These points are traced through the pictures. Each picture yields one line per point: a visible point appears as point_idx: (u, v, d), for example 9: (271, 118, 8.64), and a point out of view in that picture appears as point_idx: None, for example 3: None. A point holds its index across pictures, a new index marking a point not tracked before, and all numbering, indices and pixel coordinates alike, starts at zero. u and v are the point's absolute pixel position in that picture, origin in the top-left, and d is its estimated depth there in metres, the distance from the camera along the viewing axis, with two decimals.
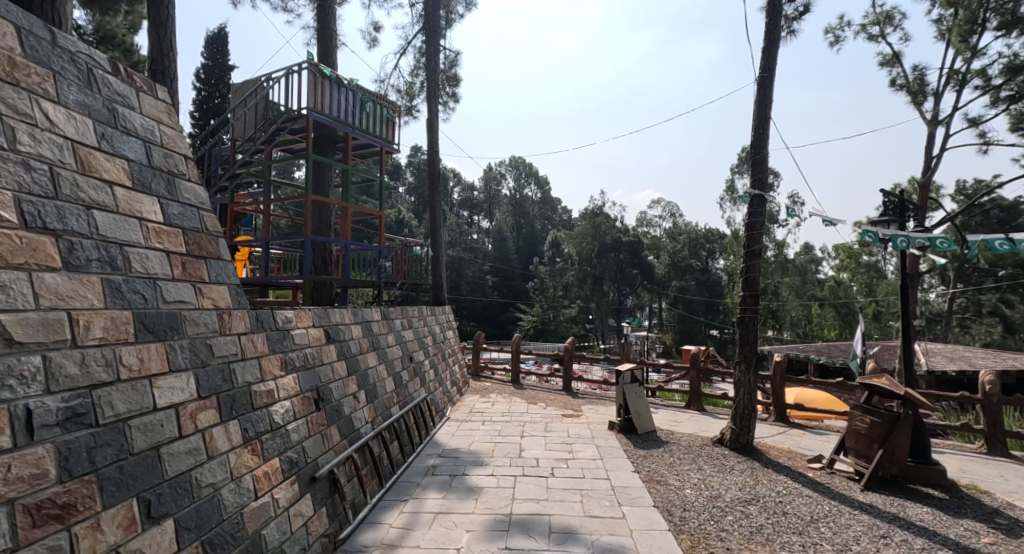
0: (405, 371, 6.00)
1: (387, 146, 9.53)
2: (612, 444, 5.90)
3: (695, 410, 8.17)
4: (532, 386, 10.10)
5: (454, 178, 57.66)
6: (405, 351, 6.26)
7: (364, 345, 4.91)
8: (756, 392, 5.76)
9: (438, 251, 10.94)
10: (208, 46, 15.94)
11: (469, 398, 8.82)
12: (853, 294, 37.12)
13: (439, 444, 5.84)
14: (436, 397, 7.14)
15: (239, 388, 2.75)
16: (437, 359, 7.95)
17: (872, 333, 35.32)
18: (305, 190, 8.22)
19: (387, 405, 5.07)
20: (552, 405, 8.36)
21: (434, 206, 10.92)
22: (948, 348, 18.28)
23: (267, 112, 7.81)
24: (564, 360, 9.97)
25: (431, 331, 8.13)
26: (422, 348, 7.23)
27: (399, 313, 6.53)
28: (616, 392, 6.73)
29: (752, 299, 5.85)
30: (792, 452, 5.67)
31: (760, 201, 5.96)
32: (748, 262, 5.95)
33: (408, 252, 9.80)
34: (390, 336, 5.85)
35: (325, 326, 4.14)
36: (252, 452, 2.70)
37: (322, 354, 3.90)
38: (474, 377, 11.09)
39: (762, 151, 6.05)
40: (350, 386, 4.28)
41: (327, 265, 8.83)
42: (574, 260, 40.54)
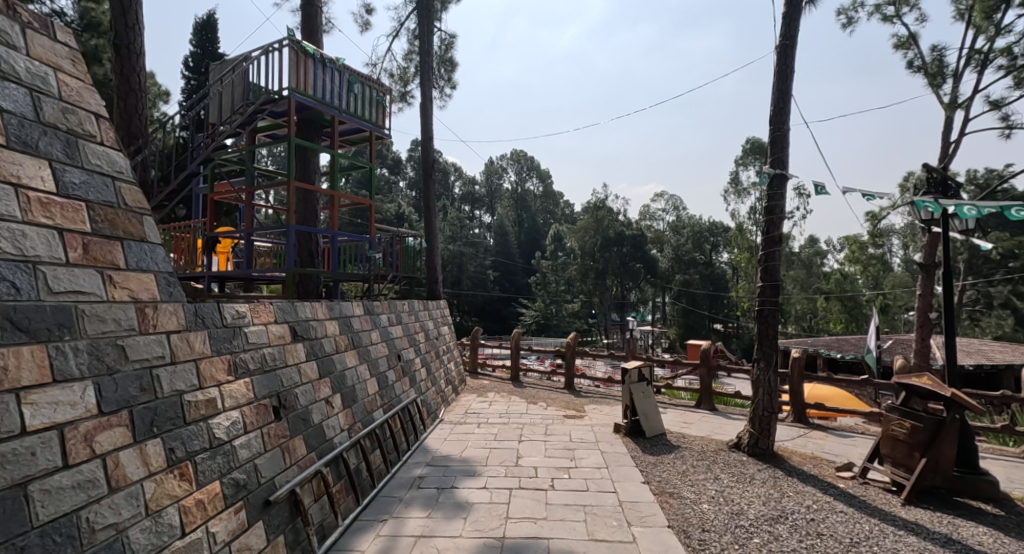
0: (392, 370, 5.51)
1: (377, 131, 9.02)
2: (618, 450, 5.39)
3: (706, 410, 7.67)
4: (532, 384, 9.61)
5: (455, 172, 57.17)
6: (393, 349, 5.78)
7: (342, 342, 4.42)
8: (777, 392, 5.22)
9: (434, 243, 10.41)
10: (197, 36, 15.42)
11: (466, 397, 8.33)
12: (859, 287, 36.60)
13: (428, 450, 5.34)
14: (428, 398, 6.65)
15: (165, 398, 2.25)
16: (431, 357, 7.47)
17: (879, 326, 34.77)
18: (288, 177, 7.68)
19: (369, 410, 4.58)
20: (553, 404, 7.87)
21: (429, 195, 10.39)
22: (963, 341, 17.73)
23: (247, 93, 7.29)
24: (566, 357, 9.47)
25: (424, 326, 7.63)
26: (414, 346, 6.74)
27: (387, 308, 6.03)
28: (622, 392, 6.23)
29: (773, 290, 5.32)
30: (817, 459, 5.15)
31: (781, 182, 5.42)
32: (767, 249, 5.41)
33: (400, 244, 9.26)
34: (374, 332, 5.35)
35: (291, 322, 3.65)
36: (181, 477, 2.21)
37: (284, 355, 3.40)
38: (472, 374, 10.62)
39: (783, 128, 5.49)
40: (321, 390, 3.78)
41: (313, 257, 8.32)
42: (577, 254, 40.06)
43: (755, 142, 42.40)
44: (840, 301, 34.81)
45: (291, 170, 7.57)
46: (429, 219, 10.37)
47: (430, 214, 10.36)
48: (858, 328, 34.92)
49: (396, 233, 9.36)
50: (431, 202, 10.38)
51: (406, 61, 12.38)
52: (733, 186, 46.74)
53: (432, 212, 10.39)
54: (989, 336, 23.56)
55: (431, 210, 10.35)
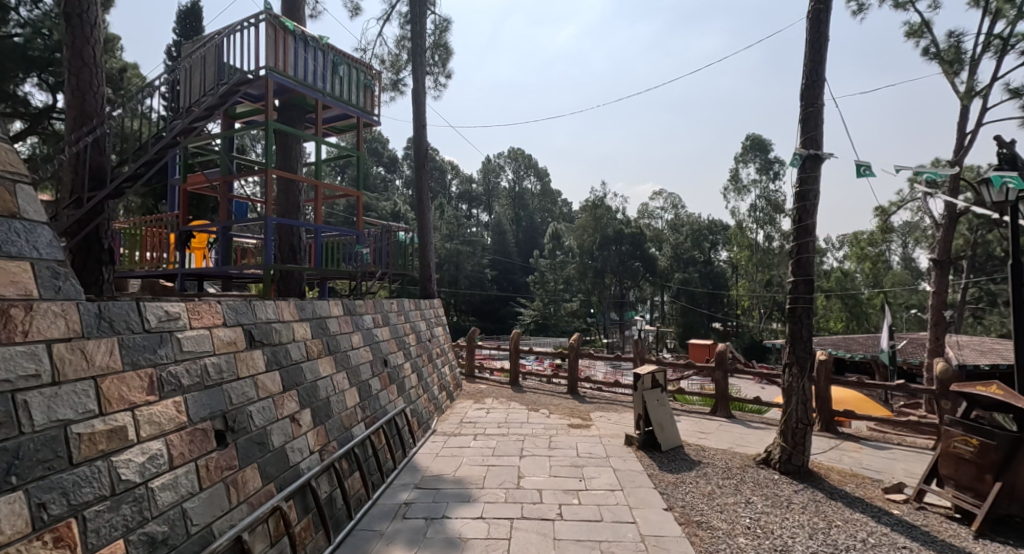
0: (376, 379, 4.89)
1: (366, 117, 8.39)
2: (633, 466, 4.80)
3: (721, 417, 7.08)
4: (533, 388, 9.02)
5: (452, 170, 56.61)
6: (378, 355, 5.17)
7: (313, 348, 3.79)
8: (811, 402, 4.63)
9: (428, 237, 9.75)
10: (180, 27, 14.77)
11: (462, 404, 7.74)
12: (859, 285, 36.19)
13: (418, 468, 4.73)
14: (420, 406, 6.04)
15: (38, 434, 1.64)
16: (424, 361, 6.87)
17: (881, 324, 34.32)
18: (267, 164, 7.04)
19: (346, 425, 3.96)
20: (557, 412, 7.26)
21: (421, 186, 9.72)
22: (974, 340, 17.21)
23: (221, 72, 6.65)
24: (569, 359, 8.85)
25: (416, 327, 7.00)
26: (405, 349, 6.14)
27: (371, 307, 5.41)
28: (634, 400, 5.64)
29: (806, 286, 4.71)
30: (858, 476, 4.56)
31: (815, 164, 4.82)
32: (800, 240, 4.80)
33: (390, 239, 8.62)
34: (356, 335, 4.73)
35: (247, 325, 3.01)
36: (55, 544, 1.61)
37: (235, 366, 2.77)
38: (469, 378, 10.01)
39: (816, 103, 4.88)
40: (284, 405, 3.16)
41: (295, 253, 7.67)
42: (575, 252, 39.51)
43: (755, 138, 41.85)
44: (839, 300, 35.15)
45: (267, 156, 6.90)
46: (422, 212, 9.72)
47: (423, 207, 9.71)
48: (859, 326, 34.49)
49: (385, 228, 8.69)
50: (424, 194, 9.72)
51: (398, 48, 11.75)
52: (733, 182, 46.19)
53: (425, 203, 9.72)
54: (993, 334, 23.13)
55: (423, 203, 9.70)
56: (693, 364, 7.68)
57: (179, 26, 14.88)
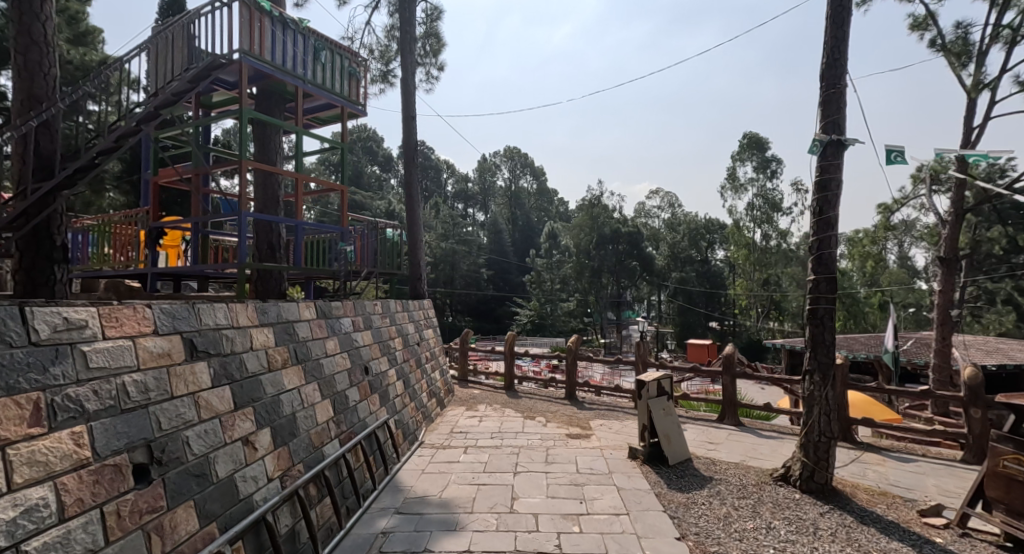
0: (354, 389, 4.42)
1: (350, 106, 7.90)
2: (637, 484, 4.36)
3: (729, 425, 6.64)
4: (529, 394, 8.57)
5: (448, 170, 56.17)
6: (357, 363, 4.70)
7: (276, 358, 3.30)
8: (835, 413, 4.18)
9: (418, 233, 9.24)
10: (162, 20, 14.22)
11: (453, 412, 7.28)
12: (857, 284, 35.93)
13: (400, 489, 4.26)
14: (405, 416, 5.57)
15: None
16: (411, 367, 6.40)
17: (878, 324, 34.09)
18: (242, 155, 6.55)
19: (315, 445, 3.49)
20: (554, 420, 6.80)
21: (409, 180, 9.21)
22: (980, 340, 16.84)
23: (189, 55, 6.17)
24: (567, 363, 8.38)
25: (402, 329, 6.52)
26: (389, 355, 5.67)
27: (351, 309, 4.94)
28: (637, 409, 5.19)
29: (829, 285, 4.26)
30: (888, 495, 4.11)
31: (837, 151, 4.36)
32: (821, 234, 4.35)
33: (378, 236, 8.15)
34: (330, 341, 4.26)
35: (188, 334, 2.53)
36: None
37: (169, 383, 2.31)
38: (462, 382, 9.54)
39: (839, 83, 4.42)
40: (235, 427, 2.68)
41: (275, 250, 7.17)
42: (572, 251, 39.13)
43: (753, 136, 41.51)
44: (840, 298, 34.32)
45: (241, 146, 6.40)
46: (411, 207, 9.21)
47: (412, 202, 9.19)
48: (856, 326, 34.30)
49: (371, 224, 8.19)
50: (413, 189, 9.20)
51: (387, 38, 11.27)
52: (732, 181, 45.85)
53: (415, 198, 9.20)
54: (994, 332, 22.88)
55: (413, 198, 9.19)
56: (699, 368, 7.23)
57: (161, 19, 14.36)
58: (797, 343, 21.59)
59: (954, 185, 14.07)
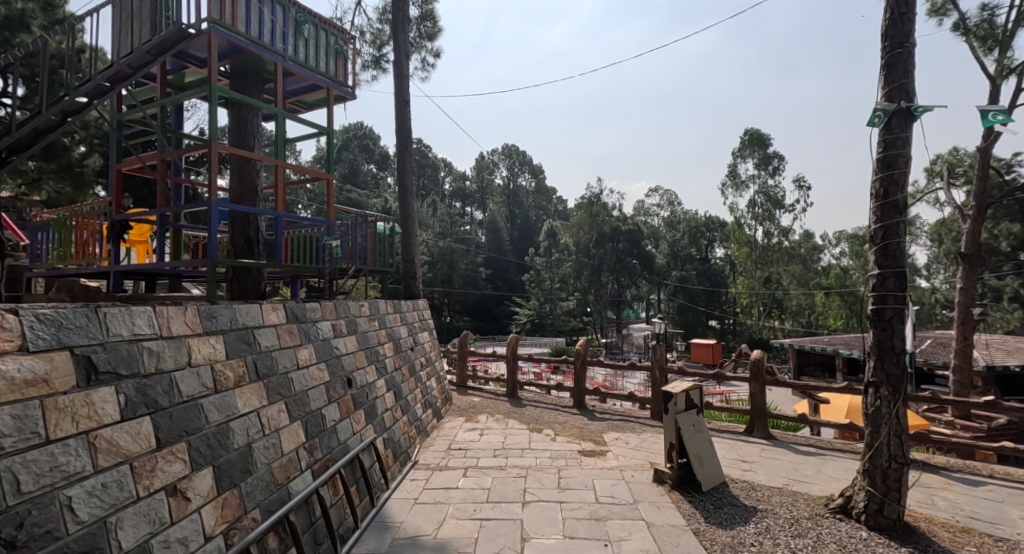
0: (332, 406, 3.72)
1: (338, 87, 7.20)
2: (670, 517, 3.69)
3: (759, 438, 5.98)
4: (534, 402, 7.90)
5: (445, 169, 55.43)
6: (337, 375, 4.00)
7: (224, 375, 2.59)
8: (907, 434, 3.49)
9: (412, 226, 8.50)
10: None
11: (450, 424, 6.59)
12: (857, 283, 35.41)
13: (388, 528, 3.57)
14: (396, 434, 4.88)
15: None
16: (403, 375, 5.72)
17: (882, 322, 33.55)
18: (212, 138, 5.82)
19: (279, 481, 2.80)
20: (563, 434, 6.15)
21: (402, 168, 8.46)
22: (999, 339, 16.18)
23: (149, 23, 5.45)
24: (575, 368, 7.72)
25: (393, 334, 5.83)
26: (376, 363, 4.97)
27: (330, 312, 4.23)
28: (665, 425, 4.50)
29: (897, 281, 3.58)
30: (973, 532, 3.44)
31: (904, 123, 3.68)
32: (886, 221, 3.67)
33: (369, 231, 7.44)
34: (303, 351, 3.55)
35: (82, 349, 1.84)
36: None
37: (39, 422, 1.64)
38: (460, 388, 8.88)
39: (906, 41, 3.72)
40: (156, 473, 2.00)
41: (252, 246, 6.45)
42: (572, 250, 38.46)
43: (754, 133, 40.87)
44: (839, 296, 35.29)
45: (210, 127, 5.67)
46: (404, 198, 8.46)
47: (405, 193, 8.44)
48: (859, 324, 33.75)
49: (361, 218, 7.47)
50: (406, 177, 8.44)
51: (380, 21, 10.56)
52: (732, 178, 45.30)
53: (408, 188, 8.44)
54: (1001, 331, 22.38)
55: (405, 187, 8.44)
56: (722, 374, 6.57)
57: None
58: (805, 342, 20.95)
59: (976, 178, 13.39)
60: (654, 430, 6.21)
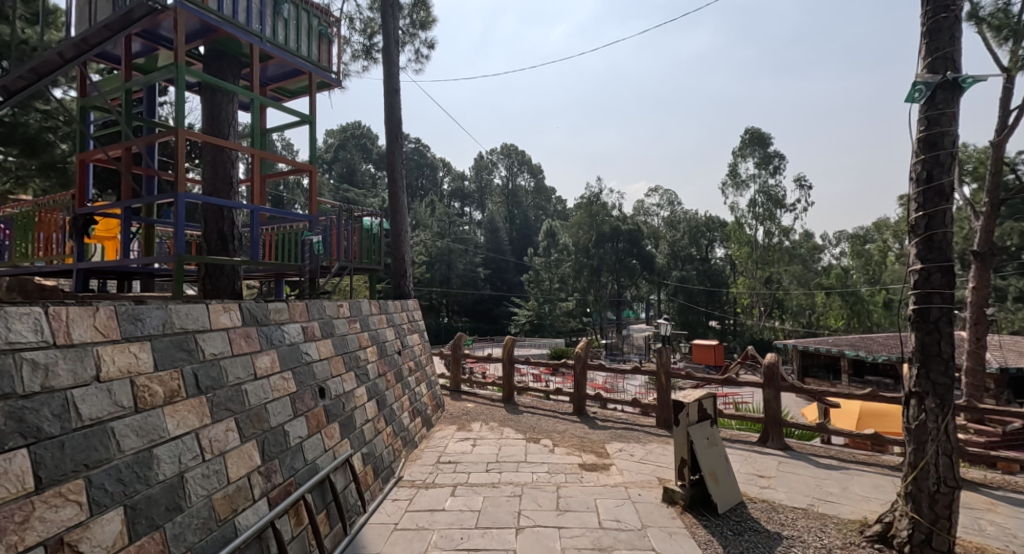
0: (299, 421, 3.26)
1: (321, 72, 6.74)
2: (682, 548, 3.25)
3: (773, 449, 5.53)
4: (531, 408, 7.44)
5: (443, 168, 54.96)
6: (306, 385, 3.53)
7: (148, 390, 2.15)
8: (957, 452, 3.03)
9: (402, 221, 8.01)
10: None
11: (441, 434, 6.14)
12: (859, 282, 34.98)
13: None
14: (377, 447, 4.42)
15: None
16: (388, 382, 5.26)
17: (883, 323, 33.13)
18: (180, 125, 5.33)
19: (221, 516, 2.35)
20: (562, 444, 5.70)
21: (391, 159, 7.98)
22: (1012, 339, 15.68)
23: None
24: (575, 372, 7.26)
25: (377, 337, 5.35)
26: (355, 369, 4.50)
27: (300, 312, 3.76)
28: (675, 437, 4.05)
29: (944, 277, 3.12)
30: None
31: (950, 98, 3.21)
32: (929, 210, 3.21)
33: (355, 227, 6.96)
34: (262, 358, 3.08)
35: None
36: None
37: None
38: (454, 393, 8.43)
39: (951, 4, 3.25)
40: (32, 523, 1.61)
41: (227, 242, 5.98)
42: (571, 250, 37.99)
43: (755, 131, 40.39)
44: (840, 297, 33.69)
45: (177, 112, 5.19)
46: (393, 191, 7.98)
47: (393, 186, 7.96)
48: (861, 325, 33.34)
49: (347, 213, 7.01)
50: (395, 169, 7.96)
51: (370, 8, 10.10)
52: (733, 177, 44.82)
53: (397, 181, 7.96)
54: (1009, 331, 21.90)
55: (394, 179, 7.96)
56: (734, 379, 6.11)
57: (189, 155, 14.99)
58: (809, 343, 20.51)
59: (990, 173, 12.89)
60: (660, 440, 5.77)
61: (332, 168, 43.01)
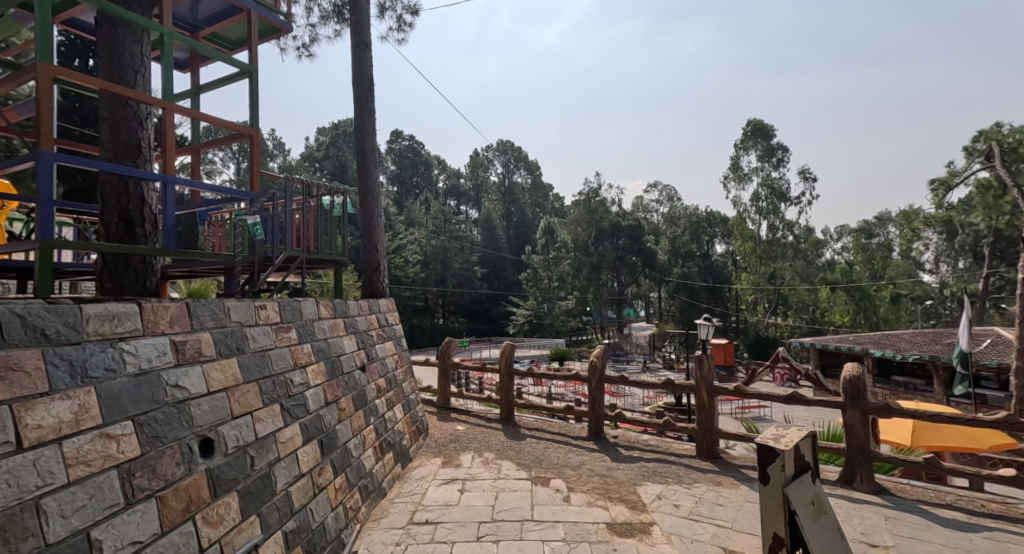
0: (135, 514, 1.86)
1: (267, 13, 5.25)
2: None
3: (861, 491, 4.13)
4: (534, 431, 6.05)
5: (439, 166, 53.59)
6: (168, 440, 2.10)
7: None
8: None
9: (375, 203, 6.59)
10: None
11: (422, 474, 4.74)
12: (865, 277, 33.70)
13: None
14: (311, 517, 3.00)
15: None
16: (342, 412, 3.84)
17: (890, 319, 31.95)
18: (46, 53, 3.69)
19: None
20: (579, 489, 4.33)
21: (359, 128, 6.56)
22: None
23: None
24: (590, 387, 5.87)
25: (325, 349, 3.93)
26: (280, 399, 3.06)
27: (166, 315, 2.31)
28: (764, 504, 2.62)
29: None
30: None
31: None
32: None
33: (312, 210, 5.47)
34: (49, 409, 1.68)
35: None
36: None
37: None
38: (442, 411, 7.04)
39: None
40: None
41: (133, 226, 4.49)
42: (571, 247, 36.60)
43: (758, 123, 39.03)
44: (846, 292, 32.18)
45: (42, 36, 3.63)
46: (362, 166, 6.56)
47: (363, 160, 6.54)
48: (867, 320, 32.13)
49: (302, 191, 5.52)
50: (365, 139, 6.54)
51: None
52: (735, 171, 43.49)
53: (367, 154, 6.54)
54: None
55: (362, 152, 6.54)
56: (800, 398, 4.71)
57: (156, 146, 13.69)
58: (828, 342, 19.15)
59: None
60: (709, 481, 4.39)
61: (323, 167, 41.74)
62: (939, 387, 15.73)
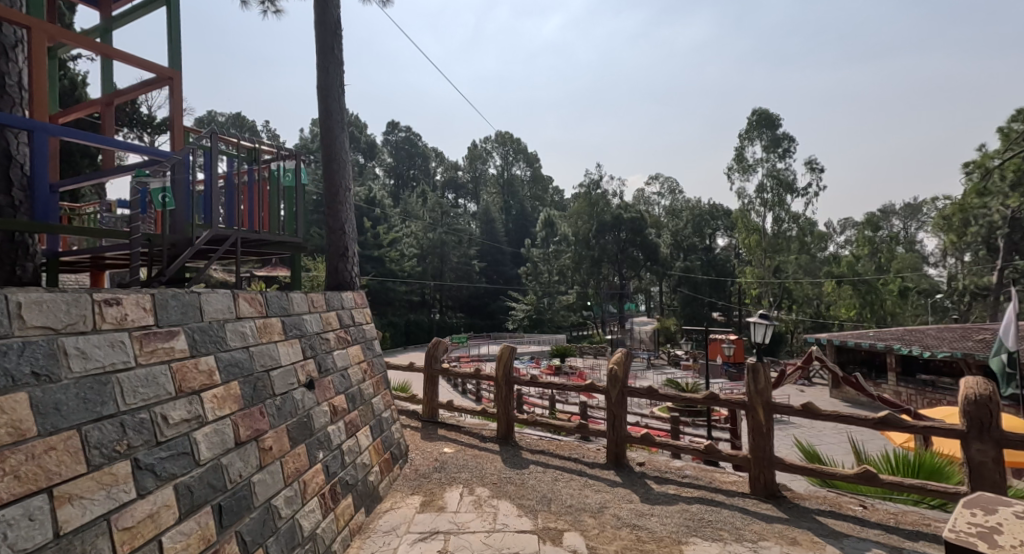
0: None
1: None
2: None
3: None
4: (538, 456, 4.89)
5: (437, 157, 52.36)
6: None
7: None
8: None
9: (342, 174, 5.38)
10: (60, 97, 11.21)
11: (391, 523, 3.57)
12: (872, 270, 32.70)
13: None
14: None
15: None
16: (266, 452, 2.66)
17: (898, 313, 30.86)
18: None
19: None
20: (604, 550, 3.17)
21: (322, 81, 5.36)
22: None
23: None
24: (608, 402, 4.69)
25: (243, 363, 2.71)
26: (134, 454, 1.87)
27: None
28: None
29: None
30: None
31: None
32: None
33: (252, 177, 4.24)
34: None
35: None
36: None
37: None
38: (427, 426, 5.89)
39: None
40: None
41: None
42: (571, 240, 35.44)
43: (763, 112, 37.76)
44: (852, 286, 31.28)
45: None
46: (326, 129, 5.36)
47: (327, 120, 5.33)
48: (873, 315, 31.09)
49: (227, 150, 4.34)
50: (329, 95, 5.34)
51: None
52: (739, 162, 42.40)
53: (332, 114, 5.33)
54: None
55: (326, 111, 5.33)
56: (897, 423, 3.55)
57: (125, 126, 12.50)
58: (847, 338, 18.05)
59: None
60: (781, 538, 3.24)
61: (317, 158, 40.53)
62: (972, 386, 14.60)
